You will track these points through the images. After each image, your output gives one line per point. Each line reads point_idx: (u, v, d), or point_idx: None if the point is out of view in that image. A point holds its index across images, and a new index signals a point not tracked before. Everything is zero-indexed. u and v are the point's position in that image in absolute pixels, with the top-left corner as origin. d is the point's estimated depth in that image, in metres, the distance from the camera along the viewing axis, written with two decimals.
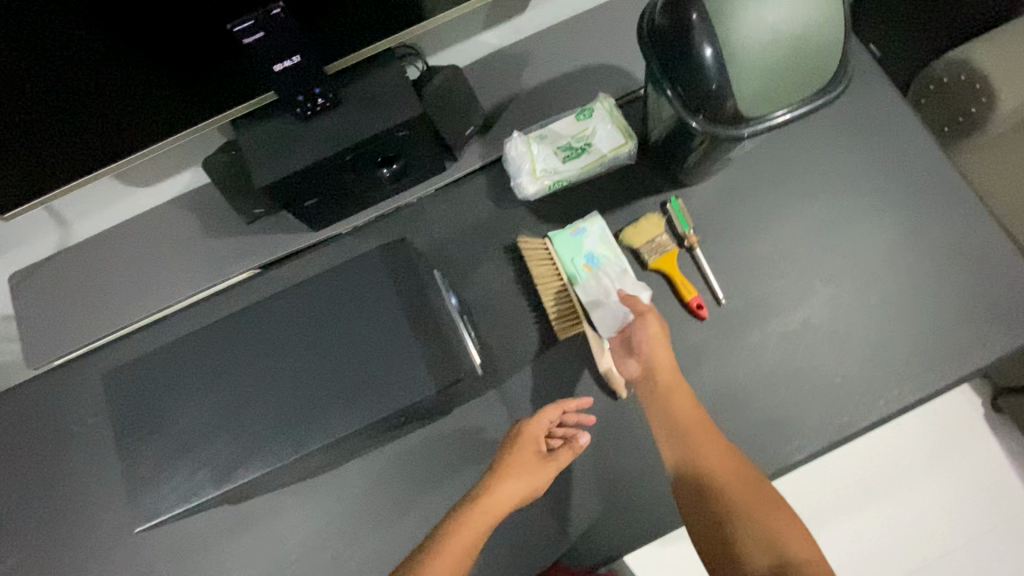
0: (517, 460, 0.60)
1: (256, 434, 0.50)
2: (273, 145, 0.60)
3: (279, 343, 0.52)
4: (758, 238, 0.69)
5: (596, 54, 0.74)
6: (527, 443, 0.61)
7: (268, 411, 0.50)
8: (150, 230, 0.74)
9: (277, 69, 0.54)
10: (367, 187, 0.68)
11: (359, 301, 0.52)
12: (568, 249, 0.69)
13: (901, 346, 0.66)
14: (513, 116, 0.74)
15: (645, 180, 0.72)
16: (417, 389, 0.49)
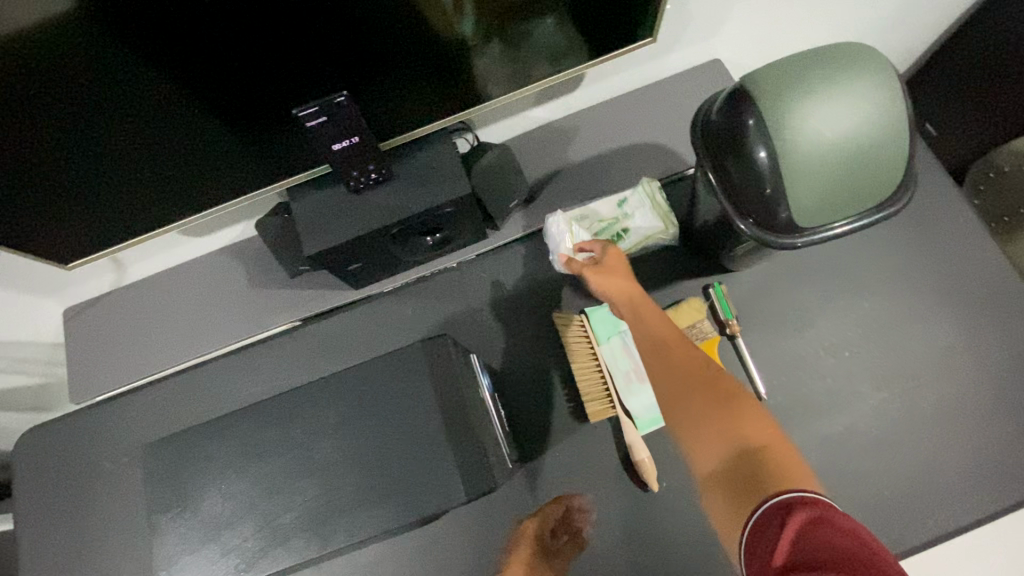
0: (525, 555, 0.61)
1: None
2: (324, 214, 0.61)
3: (321, 424, 0.55)
4: (804, 332, 0.67)
5: (644, 135, 0.76)
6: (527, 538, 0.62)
7: None
8: (201, 277, 0.77)
9: (334, 148, 0.56)
10: (409, 252, 0.69)
11: (398, 395, 0.54)
12: (605, 327, 0.68)
13: (957, 463, 0.61)
14: (557, 189, 0.75)
15: (687, 261, 0.71)
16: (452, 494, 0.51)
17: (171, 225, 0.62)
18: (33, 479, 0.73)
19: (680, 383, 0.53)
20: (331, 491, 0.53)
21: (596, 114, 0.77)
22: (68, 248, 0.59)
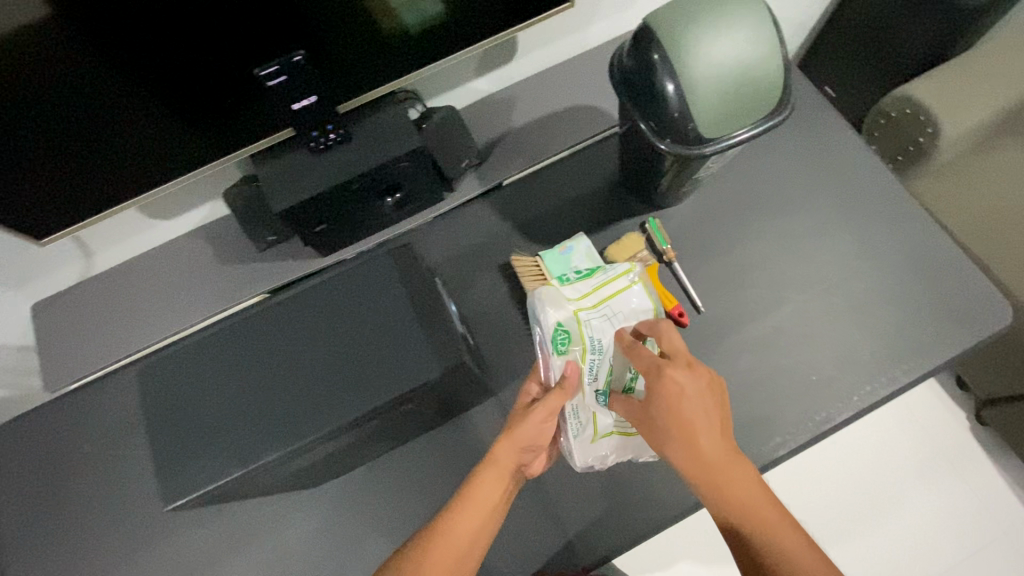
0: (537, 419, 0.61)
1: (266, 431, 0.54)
2: (289, 175, 0.67)
3: (293, 338, 0.57)
4: (731, 253, 0.75)
5: (577, 96, 0.84)
6: (547, 407, 0.61)
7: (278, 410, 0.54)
8: (169, 260, 0.80)
9: (295, 107, 0.62)
10: (372, 214, 0.75)
11: (363, 310, 0.58)
12: (557, 266, 0.74)
13: (869, 347, 0.71)
14: (503, 150, 0.82)
15: (624, 204, 0.80)
16: (422, 374, 0.54)
17: (142, 197, 0.66)
18: (15, 474, 0.74)
19: (710, 466, 0.53)
20: (309, 393, 0.55)
21: (531, 82, 0.85)
22: (41, 222, 0.62)
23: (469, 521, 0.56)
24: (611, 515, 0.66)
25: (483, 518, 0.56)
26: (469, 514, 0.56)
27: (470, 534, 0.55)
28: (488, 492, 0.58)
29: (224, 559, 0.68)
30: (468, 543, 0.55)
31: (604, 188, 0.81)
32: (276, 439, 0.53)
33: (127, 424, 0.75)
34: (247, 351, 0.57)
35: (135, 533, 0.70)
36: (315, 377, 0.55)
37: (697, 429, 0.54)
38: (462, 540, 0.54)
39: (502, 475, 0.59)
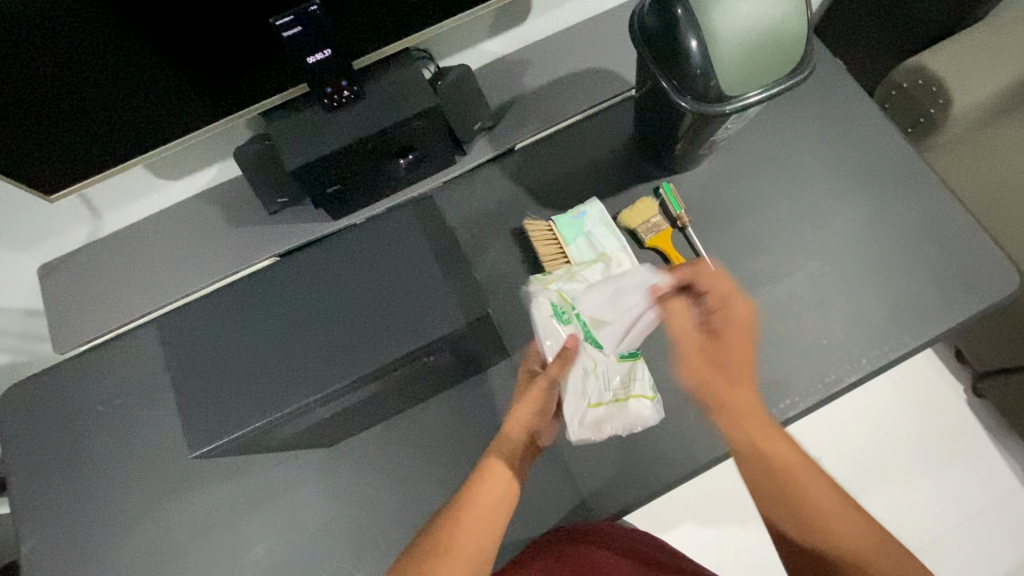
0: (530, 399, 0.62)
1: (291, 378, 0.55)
2: (303, 133, 0.66)
3: (314, 293, 0.60)
4: (745, 219, 0.75)
5: (591, 59, 0.82)
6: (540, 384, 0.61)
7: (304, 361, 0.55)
8: (176, 221, 0.79)
9: (310, 61, 0.60)
10: (383, 176, 0.74)
11: (386, 265, 0.60)
12: (570, 230, 0.74)
13: (878, 311, 0.71)
14: (517, 113, 0.81)
15: (638, 169, 0.79)
16: (444, 326, 0.56)
17: (150, 155, 0.65)
18: (21, 435, 0.73)
19: (764, 439, 0.53)
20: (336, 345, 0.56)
21: (544, 43, 0.83)
22: (51, 177, 0.61)
23: (477, 504, 0.55)
24: (622, 473, 0.68)
25: (502, 496, 0.56)
26: (491, 491, 0.56)
27: (489, 514, 0.54)
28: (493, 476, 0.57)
29: (238, 515, 0.68)
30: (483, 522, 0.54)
31: (618, 153, 0.80)
32: (303, 387, 0.56)
33: (134, 385, 0.74)
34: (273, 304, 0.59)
35: (146, 494, 0.70)
36: (338, 330, 0.57)
37: (747, 401, 0.55)
38: (484, 519, 0.54)
39: (509, 463, 0.58)
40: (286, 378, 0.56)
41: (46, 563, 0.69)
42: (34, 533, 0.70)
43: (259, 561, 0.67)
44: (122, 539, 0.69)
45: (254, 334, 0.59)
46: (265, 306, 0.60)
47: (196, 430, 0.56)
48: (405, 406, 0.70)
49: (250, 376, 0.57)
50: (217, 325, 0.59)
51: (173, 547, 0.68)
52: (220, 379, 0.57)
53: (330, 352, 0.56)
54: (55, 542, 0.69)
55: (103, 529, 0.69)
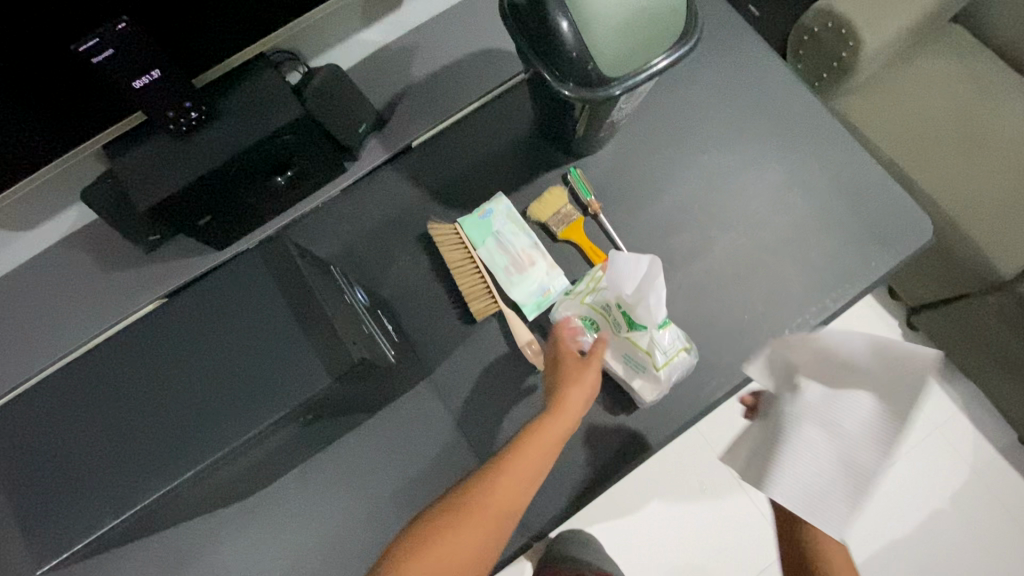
0: (565, 379, 0.58)
1: (153, 454, 0.50)
2: (153, 165, 0.58)
3: (180, 358, 0.52)
4: (657, 197, 0.72)
5: (480, 40, 0.76)
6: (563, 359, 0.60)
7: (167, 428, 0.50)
8: (38, 275, 0.70)
9: (137, 86, 0.53)
10: (263, 197, 0.67)
11: (249, 312, 0.53)
12: (477, 231, 0.70)
13: (798, 276, 0.70)
14: (407, 109, 0.74)
15: (545, 156, 0.74)
16: (308, 382, 0.49)
17: None
18: None
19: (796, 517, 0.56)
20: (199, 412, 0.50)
21: (428, 28, 0.76)
22: None
23: (486, 501, 0.51)
24: (558, 482, 0.65)
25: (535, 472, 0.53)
26: (525, 462, 0.53)
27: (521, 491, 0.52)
28: (514, 470, 0.52)
29: None
30: (485, 525, 0.50)
31: (521, 141, 0.75)
32: (185, 457, 0.49)
33: None
34: (140, 367, 0.53)
35: None
36: (209, 399, 0.50)
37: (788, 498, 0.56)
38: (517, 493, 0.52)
39: (528, 464, 0.53)
40: (149, 460, 0.49)
41: None
42: None
43: None
44: None
45: (116, 412, 0.52)
46: (132, 373, 0.53)
47: (47, 538, 0.50)
48: (322, 445, 0.65)
49: (114, 458, 0.50)
50: (73, 401, 0.53)
51: None
52: (78, 472, 0.51)
53: (197, 421, 0.50)
54: None
55: None
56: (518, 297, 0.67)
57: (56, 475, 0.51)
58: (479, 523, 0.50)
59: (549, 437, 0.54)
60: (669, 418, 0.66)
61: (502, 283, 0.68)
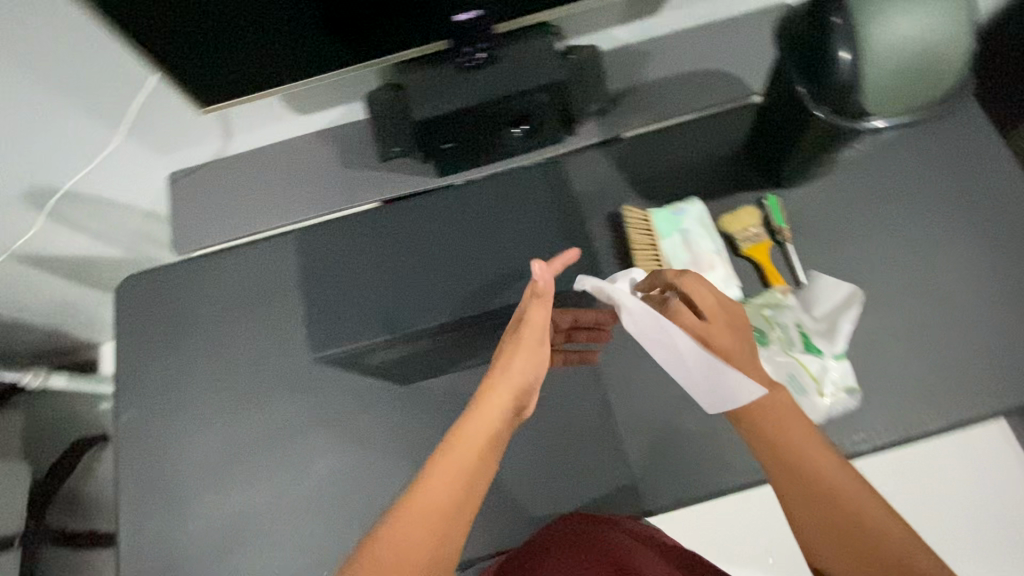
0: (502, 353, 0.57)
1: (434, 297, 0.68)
2: (433, 87, 0.69)
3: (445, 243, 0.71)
4: (847, 246, 0.74)
5: (716, 60, 0.81)
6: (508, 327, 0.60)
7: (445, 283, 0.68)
8: (292, 150, 0.83)
9: (456, 19, 0.63)
10: (496, 141, 0.77)
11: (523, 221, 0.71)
12: (666, 225, 0.74)
13: (975, 364, 0.68)
14: (632, 102, 0.81)
15: (747, 178, 0.78)
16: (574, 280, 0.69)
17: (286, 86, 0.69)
18: (131, 319, 0.80)
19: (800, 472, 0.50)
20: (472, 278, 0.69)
21: (670, 36, 0.83)
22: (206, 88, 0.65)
23: (452, 469, 0.49)
24: (676, 467, 0.70)
25: (483, 442, 0.52)
26: (474, 420, 0.53)
27: (473, 459, 0.51)
28: (471, 425, 0.52)
29: (309, 432, 0.73)
30: (456, 474, 0.49)
31: (727, 158, 0.80)
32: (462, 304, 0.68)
33: (234, 293, 0.80)
34: (412, 238, 0.71)
35: (229, 395, 0.75)
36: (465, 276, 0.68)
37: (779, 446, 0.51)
38: (469, 459, 0.51)
39: (473, 427, 0.52)
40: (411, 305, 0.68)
41: (133, 438, 0.75)
42: (127, 408, 0.76)
43: (321, 476, 0.72)
44: (201, 429, 0.74)
45: (388, 266, 0.70)
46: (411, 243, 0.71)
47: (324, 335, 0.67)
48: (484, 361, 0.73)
49: (385, 296, 0.69)
50: (358, 247, 0.72)
51: (247, 446, 0.73)
52: (355, 300, 0.69)
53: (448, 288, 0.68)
54: (144, 422, 0.75)
55: (186, 417, 0.75)
56: None
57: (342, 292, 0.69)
58: (445, 485, 0.49)
59: (504, 395, 0.54)
60: None
61: None
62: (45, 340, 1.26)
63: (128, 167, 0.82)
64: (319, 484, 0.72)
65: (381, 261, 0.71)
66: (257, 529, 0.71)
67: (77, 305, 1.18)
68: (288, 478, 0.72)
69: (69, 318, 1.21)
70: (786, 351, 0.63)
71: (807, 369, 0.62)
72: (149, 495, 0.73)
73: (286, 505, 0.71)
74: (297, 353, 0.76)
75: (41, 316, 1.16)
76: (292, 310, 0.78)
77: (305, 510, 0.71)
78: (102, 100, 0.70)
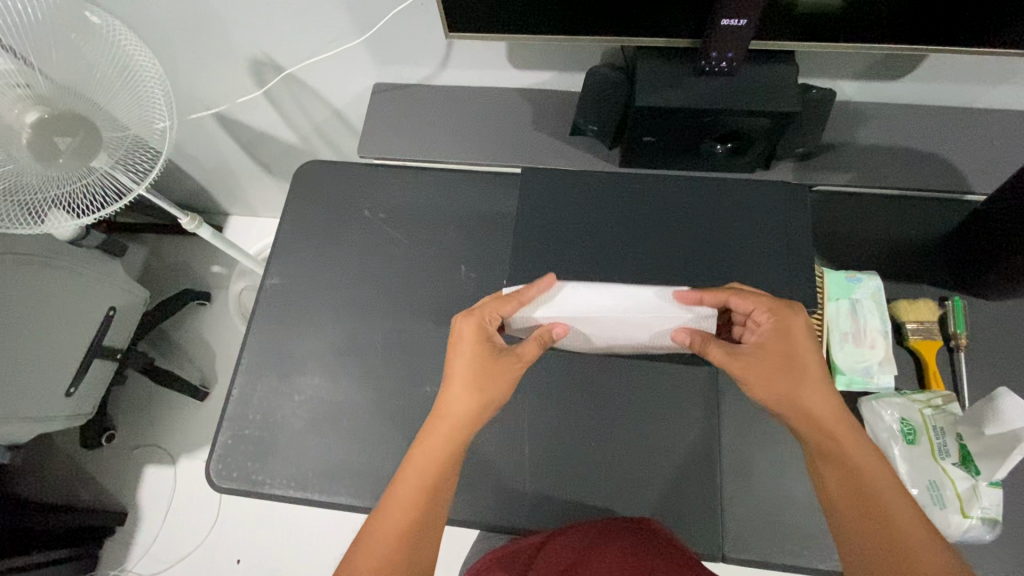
0: (460, 379, 0.60)
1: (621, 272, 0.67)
2: (661, 81, 0.69)
3: (685, 206, 0.70)
4: (1019, 377, 0.69)
5: (939, 145, 0.78)
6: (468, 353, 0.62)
7: (636, 261, 0.67)
8: (491, 99, 0.87)
9: (721, 24, 0.61)
10: (691, 150, 0.76)
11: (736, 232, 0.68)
12: (837, 289, 0.71)
13: None
14: (836, 158, 0.78)
15: (929, 272, 0.75)
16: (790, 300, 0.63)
17: (524, 38, 0.69)
18: (301, 199, 0.86)
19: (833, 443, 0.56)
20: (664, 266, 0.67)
21: (900, 107, 0.79)
22: (459, 19, 0.67)
23: (409, 489, 0.56)
24: (769, 527, 0.67)
25: (438, 457, 0.58)
26: (424, 442, 0.59)
27: (419, 477, 0.57)
28: (419, 453, 0.58)
29: (426, 356, 0.76)
30: (418, 488, 0.56)
31: (916, 247, 0.76)
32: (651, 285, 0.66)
33: (398, 207, 0.84)
34: (615, 208, 0.70)
35: (364, 296, 0.80)
36: (702, 246, 0.68)
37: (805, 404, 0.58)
38: (416, 483, 0.57)
39: (423, 448, 0.59)
40: (637, 256, 0.67)
41: (273, 304, 0.81)
42: (275, 275, 0.82)
43: (422, 401, 0.74)
44: (332, 317, 0.79)
45: (617, 213, 0.70)
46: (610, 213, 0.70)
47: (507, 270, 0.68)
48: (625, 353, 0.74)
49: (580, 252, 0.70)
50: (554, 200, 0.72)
51: (365, 348, 0.77)
52: (576, 235, 0.69)
53: (678, 252, 0.67)
54: (287, 292, 0.81)
55: (322, 302, 0.80)
56: (839, 367, 0.67)
57: (533, 239, 0.69)
58: (402, 505, 0.55)
59: (460, 418, 0.60)
60: None
61: (831, 346, 0.68)
62: (194, 193, 1.38)
63: (346, 67, 0.89)
64: (419, 406, 0.74)
65: (613, 205, 0.70)
66: (350, 424, 0.74)
67: (235, 173, 1.28)
68: (392, 390, 0.75)
69: (222, 182, 1.32)
70: (937, 459, 0.62)
71: (950, 480, 0.61)
72: (269, 358, 0.78)
73: (383, 412, 0.74)
74: (439, 282, 0.80)
75: (202, 172, 1.27)
76: (446, 242, 0.82)
77: (398, 424, 0.73)
78: (357, 1, 0.75)
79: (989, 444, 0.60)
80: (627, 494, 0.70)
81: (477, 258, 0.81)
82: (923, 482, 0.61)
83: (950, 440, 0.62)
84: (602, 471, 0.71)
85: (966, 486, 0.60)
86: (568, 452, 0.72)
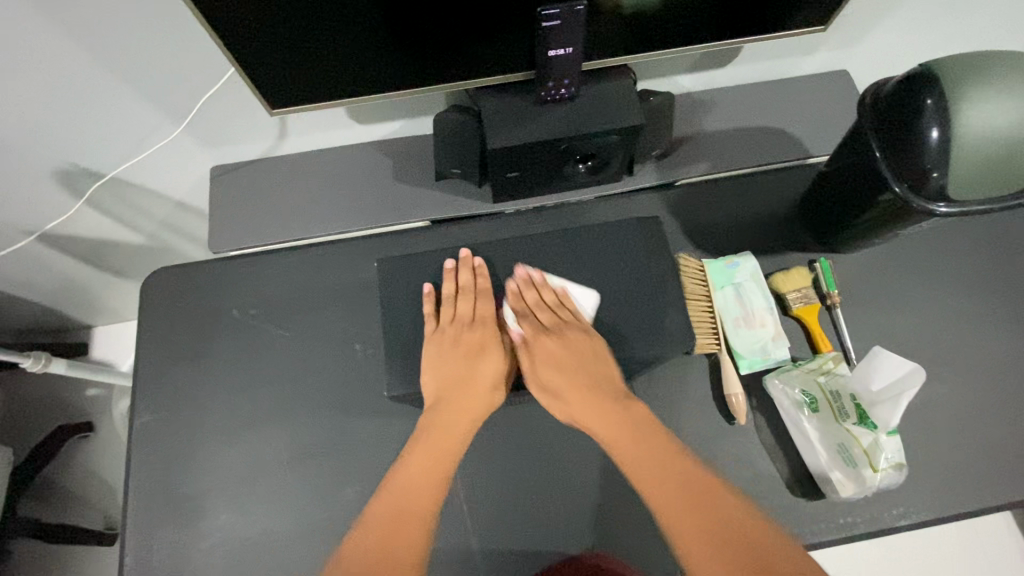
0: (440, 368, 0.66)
1: None
2: (507, 116, 0.67)
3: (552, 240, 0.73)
4: (890, 317, 0.75)
5: (775, 119, 0.83)
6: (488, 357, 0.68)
7: None
8: (342, 159, 0.81)
9: (549, 55, 0.60)
10: (555, 174, 0.76)
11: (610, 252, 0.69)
12: (720, 277, 0.73)
13: (1006, 446, 0.69)
14: (690, 150, 0.81)
15: (795, 237, 0.80)
16: None
17: (355, 100, 0.65)
18: (157, 314, 0.77)
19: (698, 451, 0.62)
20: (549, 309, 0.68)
21: (734, 90, 0.83)
22: (276, 94, 0.61)
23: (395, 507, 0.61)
24: None
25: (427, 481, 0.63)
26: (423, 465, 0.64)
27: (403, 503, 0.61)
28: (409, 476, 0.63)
29: (338, 453, 0.70)
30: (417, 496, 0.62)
31: (780, 217, 0.81)
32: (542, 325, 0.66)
33: (269, 297, 0.77)
34: None
35: (255, 405, 0.73)
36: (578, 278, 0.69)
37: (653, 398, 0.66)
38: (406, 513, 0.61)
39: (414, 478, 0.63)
40: None
41: (149, 444, 0.71)
42: (146, 410, 0.73)
43: (346, 502, 0.68)
44: (223, 438, 0.71)
45: None
46: None
47: None
48: None
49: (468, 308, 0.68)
50: None
51: (268, 462, 0.70)
52: None
53: None
54: (164, 427, 0.72)
55: (207, 424, 0.72)
56: (739, 353, 0.70)
57: None
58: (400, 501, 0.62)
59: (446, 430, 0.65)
60: (843, 521, 0.66)
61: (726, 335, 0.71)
62: (38, 319, 1.20)
63: (172, 158, 0.79)
64: (344, 510, 0.68)
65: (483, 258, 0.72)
66: (272, 556, 0.67)
67: (81, 287, 1.12)
68: (310, 499, 0.69)
69: (70, 299, 1.16)
70: (840, 421, 0.65)
71: (853, 437, 0.65)
72: (160, 504, 0.69)
73: (307, 531, 0.67)
74: (333, 369, 0.74)
75: (41, 295, 1.11)
76: (330, 324, 0.76)
77: (325, 535, 0.67)
78: (162, 92, 0.67)
79: (871, 400, 0.66)
80: (579, 532, 0.69)
81: (369, 333, 0.75)
82: (834, 448, 0.65)
83: (847, 402, 0.66)
84: (550, 519, 0.69)
85: (869, 441, 0.64)
86: (510, 509, 0.69)
